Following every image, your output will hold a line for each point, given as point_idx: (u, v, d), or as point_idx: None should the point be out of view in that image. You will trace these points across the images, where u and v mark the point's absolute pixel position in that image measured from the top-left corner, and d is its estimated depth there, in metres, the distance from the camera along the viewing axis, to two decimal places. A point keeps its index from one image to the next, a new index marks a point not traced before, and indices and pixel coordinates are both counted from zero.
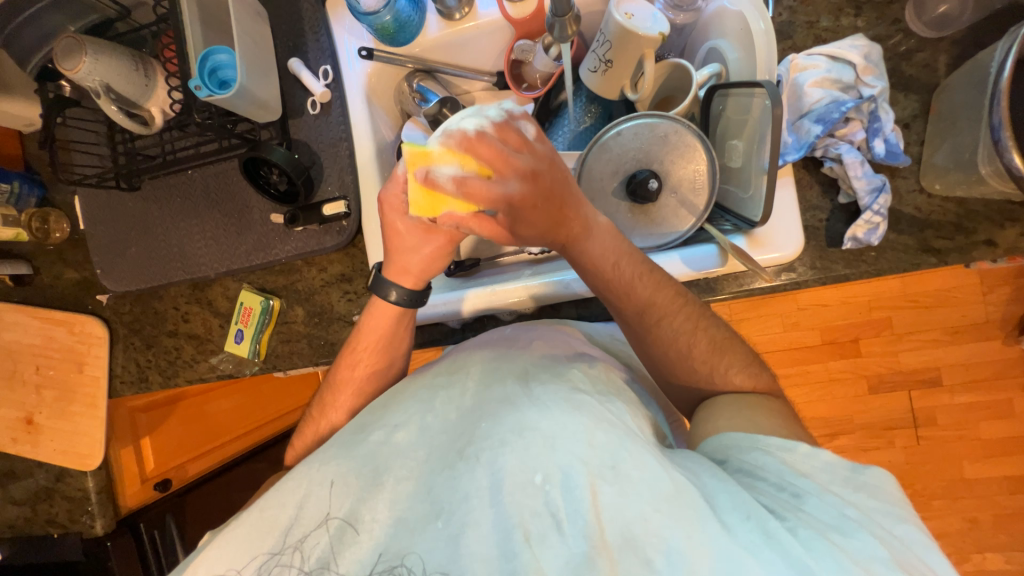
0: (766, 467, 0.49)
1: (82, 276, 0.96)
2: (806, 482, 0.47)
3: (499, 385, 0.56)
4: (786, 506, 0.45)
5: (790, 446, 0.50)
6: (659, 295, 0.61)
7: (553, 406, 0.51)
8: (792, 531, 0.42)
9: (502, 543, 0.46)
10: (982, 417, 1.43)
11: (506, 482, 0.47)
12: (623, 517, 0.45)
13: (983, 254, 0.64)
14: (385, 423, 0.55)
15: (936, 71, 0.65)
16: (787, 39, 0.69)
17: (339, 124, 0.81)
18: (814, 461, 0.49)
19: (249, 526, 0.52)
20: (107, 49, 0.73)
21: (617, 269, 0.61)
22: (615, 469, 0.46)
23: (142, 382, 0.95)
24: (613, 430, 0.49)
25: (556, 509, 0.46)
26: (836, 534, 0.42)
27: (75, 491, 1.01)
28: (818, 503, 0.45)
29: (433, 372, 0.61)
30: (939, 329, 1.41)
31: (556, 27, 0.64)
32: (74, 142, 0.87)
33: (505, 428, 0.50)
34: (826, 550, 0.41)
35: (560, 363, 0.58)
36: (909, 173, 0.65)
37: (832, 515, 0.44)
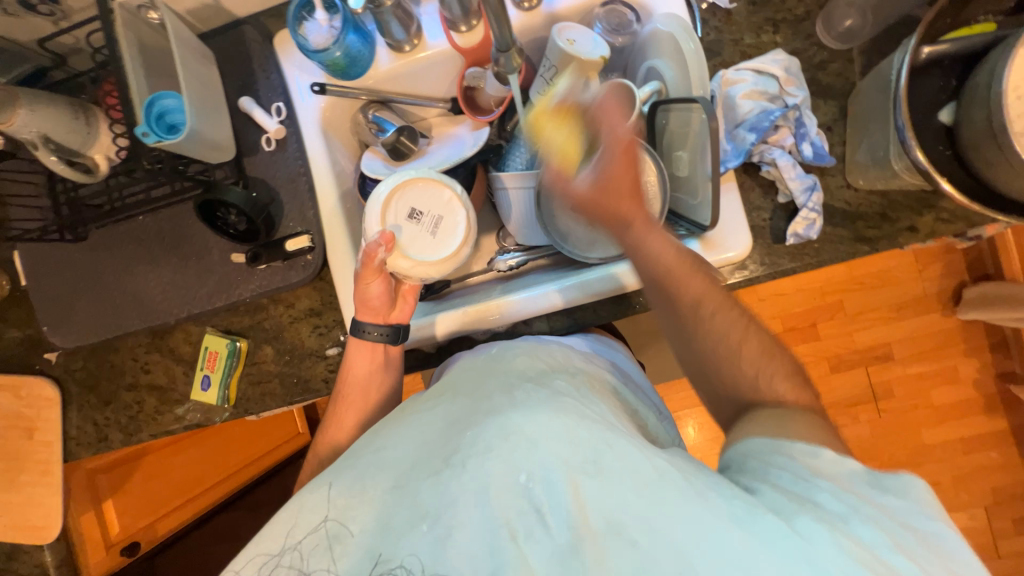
0: (782, 466, 0.48)
1: (27, 334, 0.90)
2: (822, 481, 0.46)
3: (484, 396, 0.58)
4: (795, 498, 0.44)
5: (815, 452, 0.49)
6: (690, 283, 0.60)
7: (535, 408, 0.53)
8: (784, 516, 0.43)
9: (490, 539, 0.45)
10: (932, 384, 1.54)
11: (490, 484, 0.48)
12: (606, 506, 0.45)
13: (907, 239, 0.70)
14: (375, 446, 0.57)
15: (848, 79, 0.72)
16: (717, 56, 0.74)
17: (296, 158, 0.81)
18: (840, 467, 0.47)
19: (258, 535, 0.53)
20: (43, 99, 0.71)
21: (674, 263, 0.61)
22: (597, 463, 0.47)
23: (100, 442, 0.89)
24: (595, 428, 0.51)
25: (540, 505, 0.46)
26: (840, 524, 0.42)
27: (30, 567, 0.93)
28: (830, 497, 0.44)
29: (423, 396, 0.64)
30: (885, 307, 1.52)
31: (503, 60, 0.67)
32: (11, 196, 0.83)
33: (490, 433, 0.51)
34: (824, 534, 0.40)
35: (544, 375, 0.60)
36: (836, 171, 0.71)
37: (839, 506, 0.43)
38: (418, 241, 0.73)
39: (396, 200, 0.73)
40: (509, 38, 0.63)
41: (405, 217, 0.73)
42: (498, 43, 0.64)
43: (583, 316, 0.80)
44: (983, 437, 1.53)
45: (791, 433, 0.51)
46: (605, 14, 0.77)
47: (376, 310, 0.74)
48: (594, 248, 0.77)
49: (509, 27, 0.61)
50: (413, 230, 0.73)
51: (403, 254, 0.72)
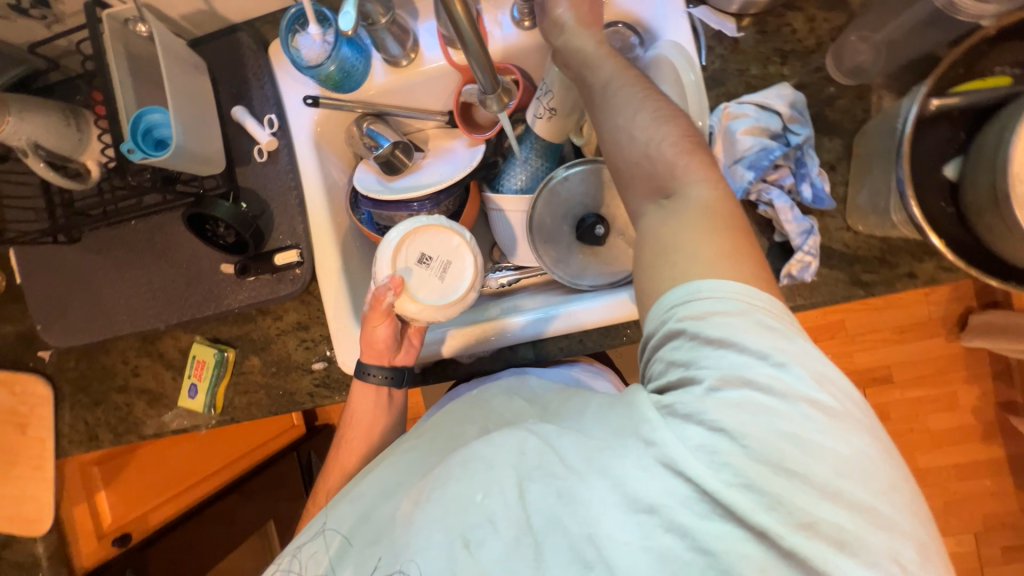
0: (675, 334, 0.44)
1: (22, 330, 0.92)
2: (708, 342, 0.42)
3: (461, 435, 0.58)
4: (683, 364, 0.43)
5: (693, 290, 0.44)
6: (698, 185, 0.49)
7: (496, 433, 0.51)
8: (667, 417, 0.42)
9: (446, 558, 0.45)
10: (930, 410, 1.51)
11: (451, 510, 0.47)
12: (547, 504, 0.44)
13: (905, 285, 0.68)
14: (363, 488, 0.58)
15: (856, 116, 0.69)
16: (720, 86, 0.72)
17: (288, 171, 0.80)
18: (728, 312, 0.42)
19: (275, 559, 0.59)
20: (34, 106, 0.70)
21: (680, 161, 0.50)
22: (540, 466, 0.46)
23: (91, 441, 0.91)
24: (544, 435, 0.48)
25: (494, 517, 0.45)
26: (713, 396, 0.40)
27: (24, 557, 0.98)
28: (714, 363, 0.41)
29: (411, 437, 0.63)
30: (887, 330, 1.49)
31: (492, 101, 0.65)
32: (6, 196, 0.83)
33: (455, 462, 0.50)
34: (701, 422, 0.40)
35: (522, 410, 0.57)
36: (835, 213, 0.69)
37: (721, 368, 0.41)
38: (429, 286, 0.70)
39: (407, 246, 0.71)
40: (494, 81, 0.61)
41: (414, 262, 0.71)
42: (482, 87, 0.62)
43: (569, 343, 0.79)
44: (978, 466, 1.51)
45: (691, 264, 0.45)
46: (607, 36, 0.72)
47: (375, 352, 0.72)
48: (586, 275, 0.75)
49: (492, 69, 0.59)
50: (422, 274, 0.70)
51: (411, 299, 0.69)
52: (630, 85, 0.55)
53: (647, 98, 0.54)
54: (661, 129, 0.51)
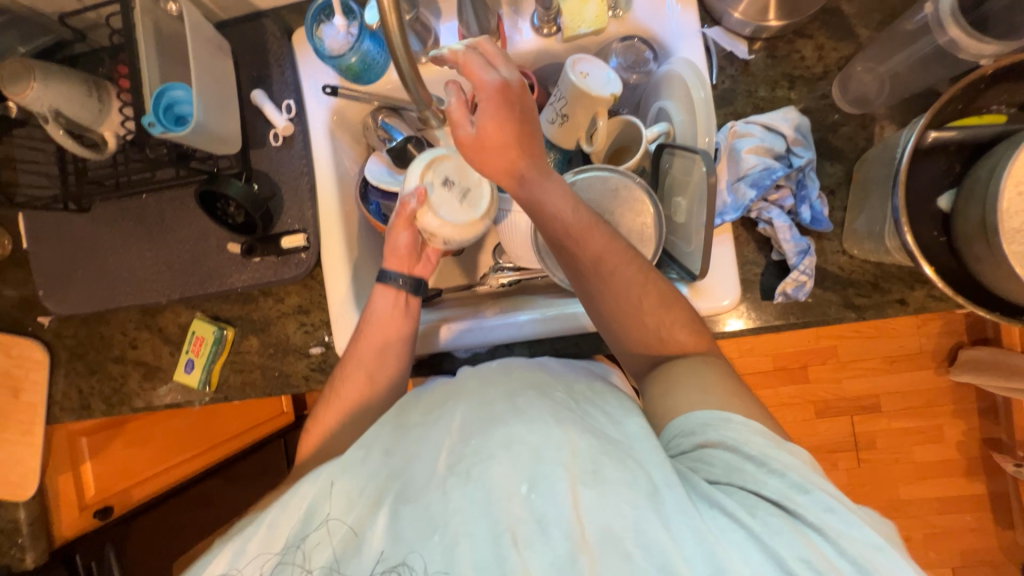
0: (720, 454, 0.50)
1: (24, 296, 0.92)
2: (758, 460, 0.49)
3: (489, 404, 0.56)
4: (746, 478, 0.48)
5: (726, 418, 0.52)
6: (656, 317, 0.64)
7: (537, 418, 0.53)
8: (747, 510, 0.46)
9: (493, 546, 0.47)
10: (915, 441, 1.53)
11: (495, 493, 0.49)
12: (602, 517, 0.47)
13: (895, 311, 0.70)
14: (380, 449, 0.55)
15: (858, 144, 0.72)
16: (729, 105, 0.74)
17: (301, 157, 0.81)
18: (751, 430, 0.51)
19: (266, 530, 0.54)
20: (59, 75, 0.72)
21: (634, 291, 0.63)
22: (595, 473, 0.48)
23: (83, 410, 0.91)
24: (594, 438, 0.51)
25: (541, 515, 0.47)
26: (784, 508, 0.46)
27: (5, 522, 0.96)
28: (774, 475, 0.48)
29: (421, 404, 0.60)
30: (877, 358, 1.51)
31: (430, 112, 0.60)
32: (19, 160, 0.84)
33: (493, 442, 0.51)
34: (779, 525, 0.45)
35: (544, 383, 0.59)
36: (833, 236, 0.71)
37: (779, 486, 0.47)
38: (449, 206, 0.72)
39: (437, 165, 0.73)
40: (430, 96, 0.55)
41: (442, 182, 0.73)
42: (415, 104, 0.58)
43: (564, 345, 0.80)
44: (959, 500, 1.53)
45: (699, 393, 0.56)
46: (622, 50, 0.77)
47: (400, 258, 0.75)
48: None
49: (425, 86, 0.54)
50: (446, 195, 0.73)
51: (433, 213, 0.71)
52: (599, 243, 0.64)
53: (618, 262, 0.64)
54: (643, 294, 0.63)
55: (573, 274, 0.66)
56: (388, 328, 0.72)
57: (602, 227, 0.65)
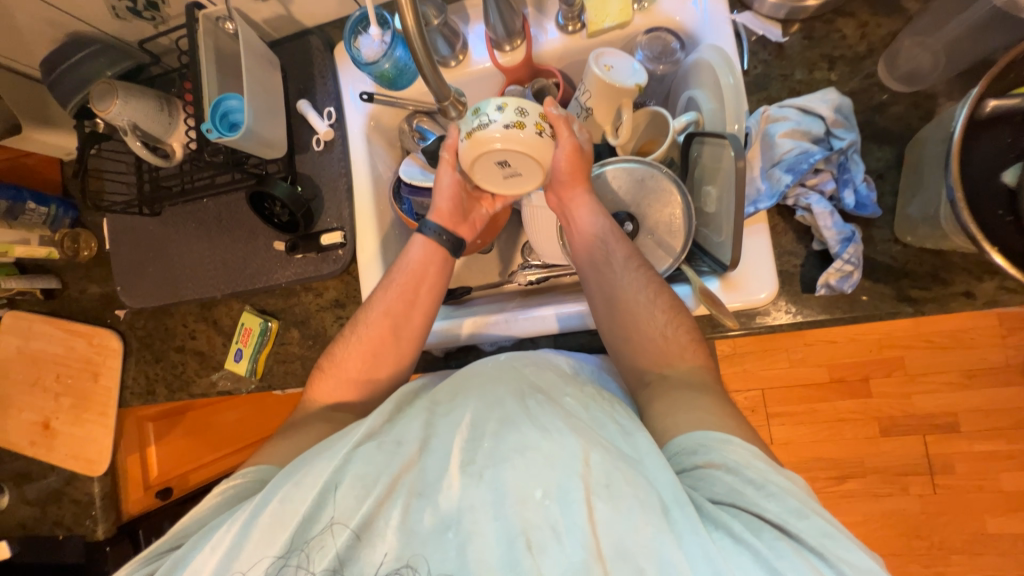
0: (719, 476, 0.49)
1: (105, 291, 1.04)
2: (757, 481, 0.48)
3: (500, 404, 0.56)
4: (746, 499, 0.47)
5: (726, 440, 0.51)
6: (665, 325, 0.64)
7: (550, 425, 0.52)
8: (751, 530, 0.44)
9: (507, 550, 0.46)
10: (1004, 467, 1.34)
11: (509, 496, 0.48)
12: (615, 530, 0.45)
13: (961, 306, 0.63)
14: (391, 438, 0.54)
15: (908, 125, 0.67)
16: (762, 90, 0.71)
17: (340, 160, 0.87)
18: (747, 453, 0.50)
19: (269, 522, 0.50)
20: (137, 92, 0.80)
21: (645, 303, 0.66)
22: (610, 486, 0.47)
23: (149, 394, 1.01)
24: (609, 449, 0.50)
25: (555, 522, 0.47)
26: (784, 531, 0.44)
27: (82, 495, 1.07)
28: (775, 495, 0.46)
29: (435, 396, 0.60)
30: (953, 371, 1.36)
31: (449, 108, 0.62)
32: (106, 171, 0.95)
33: (507, 446, 0.51)
34: (784, 548, 0.42)
35: (554, 387, 0.59)
36: (883, 224, 0.66)
37: (781, 508, 0.45)
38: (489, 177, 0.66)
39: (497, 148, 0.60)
40: (448, 90, 0.58)
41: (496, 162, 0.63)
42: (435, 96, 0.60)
43: (589, 341, 0.79)
44: None
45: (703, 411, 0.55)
46: (648, 42, 0.76)
47: (445, 213, 0.76)
48: None
49: (445, 80, 0.57)
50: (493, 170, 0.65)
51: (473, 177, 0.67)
52: (624, 248, 0.70)
53: (639, 265, 0.68)
54: (654, 296, 0.66)
55: (594, 273, 0.70)
56: (426, 275, 0.75)
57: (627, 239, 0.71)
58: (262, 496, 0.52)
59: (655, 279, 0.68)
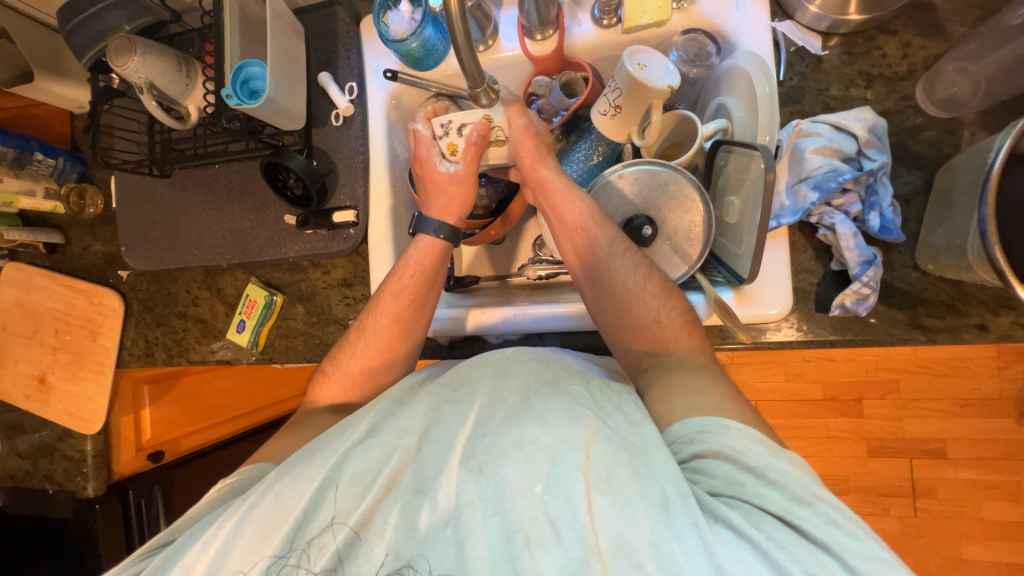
0: (718, 467, 0.49)
1: (109, 250, 1.02)
2: (756, 467, 0.48)
3: (502, 400, 0.56)
4: (747, 490, 0.47)
5: (723, 426, 0.51)
6: (672, 319, 0.64)
7: (552, 420, 0.52)
8: (753, 524, 0.44)
9: (504, 546, 0.46)
10: (987, 496, 1.36)
11: (508, 492, 0.48)
12: (615, 526, 0.45)
13: (973, 338, 0.63)
14: (394, 427, 0.55)
15: (940, 151, 0.66)
16: (796, 103, 0.70)
17: (358, 137, 0.85)
18: (748, 438, 0.50)
19: (262, 518, 0.51)
20: (155, 49, 0.78)
21: (633, 286, 0.66)
22: (610, 481, 0.47)
23: (148, 358, 1.00)
24: (610, 445, 0.50)
25: (554, 517, 0.46)
26: (790, 523, 0.44)
27: (74, 452, 1.07)
28: (778, 484, 0.46)
29: (439, 384, 0.61)
30: (947, 399, 1.36)
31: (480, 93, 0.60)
32: (117, 129, 0.93)
33: (507, 440, 0.51)
34: (785, 540, 0.43)
35: (560, 380, 0.59)
36: (904, 249, 0.65)
37: (785, 501, 0.45)
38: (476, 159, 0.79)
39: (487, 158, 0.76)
40: (484, 76, 0.56)
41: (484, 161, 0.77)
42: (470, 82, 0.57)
43: (596, 341, 0.79)
44: None
45: (707, 399, 0.55)
46: (683, 43, 0.75)
47: (450, 208, 0.76)
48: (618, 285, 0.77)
49: (482, 67, 0.55)
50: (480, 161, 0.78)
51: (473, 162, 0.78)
52: (607, 232, 0.69)
53: (625, 248, 0.68)
54: (643, 279, 0.66)
55: (580, 264, 0.70)
56: (429, 270, 0.73)
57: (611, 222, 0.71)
58: (257, 492, 0.53)
59: (643, 263, 0.68)
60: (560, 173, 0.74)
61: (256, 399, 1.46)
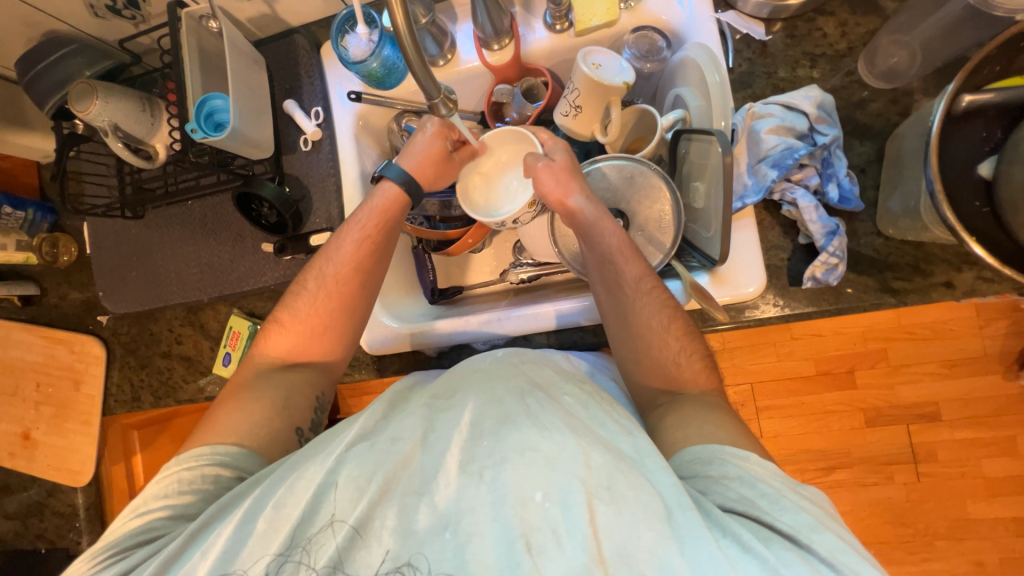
0: (735, 488, 0.50)
1: (86, 297, 1.01)
2: (770, 493, 0.49)
3: (501, 405, 0.55)
4: (760, 510, 0.48)
5: (744, 455, 0.52)
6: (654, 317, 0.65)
7: (550, 425, 0.52)
8: (761, 540, 0.45)
9: (506, 553, 0.46)
10: (985, 454, 1.38)
11: (509, 498, 0.48)
12: (618, 535, 0.45)
13: (941, 296, 0.65)
14: (387, 435, 0.54)
15: (888, 121, 0.69)
16: (747, 88, 0.73)
17: (328, 159, 0.86)
18: (765, 469, 0.52)
19: (266, 525, 0.50)
20: (117, 92, 0.78)
21: (659, 328, 0.65)
22: (611, 489, 0.47)
23: (134, 402, 0.98)
24: (611, 450, 0.50)
25: (555, 525, 0.46)
26: (797, 543, 0.45)
27: (66, 507, 1.04)
28: (788, 508, 0.48)
29: (436, 392, 0.61)
30: (935, 362, 1.39)
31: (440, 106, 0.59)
32: (86, 174, 0.93)
33: (507, 446, 0.51)
34: (794, 559, 0.44)
35: (554, 386, 0.59)
36: (865, 217, 0.68)
37: (798, 521, 0.47)
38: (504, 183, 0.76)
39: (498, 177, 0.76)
40: (438, 88, 0.56)
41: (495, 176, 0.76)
42: (426, 92, 0.57)
43: (582, 337, 0.80)
44: None
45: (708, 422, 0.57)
46: (635, 40, 0.77)
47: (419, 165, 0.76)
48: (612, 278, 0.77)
49: (436, 78, 0.55)
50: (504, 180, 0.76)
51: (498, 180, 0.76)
52: (635, 269, 0.68)
53: (652, 286, 0.67)
54: (667, 320, 0.65)
55: (605, 292, 0.69)
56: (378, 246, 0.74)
57: (641, 258, 0.69)
58: (256, 496, 0.52)
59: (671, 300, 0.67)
60: (589, 200, 0.71)
61: None
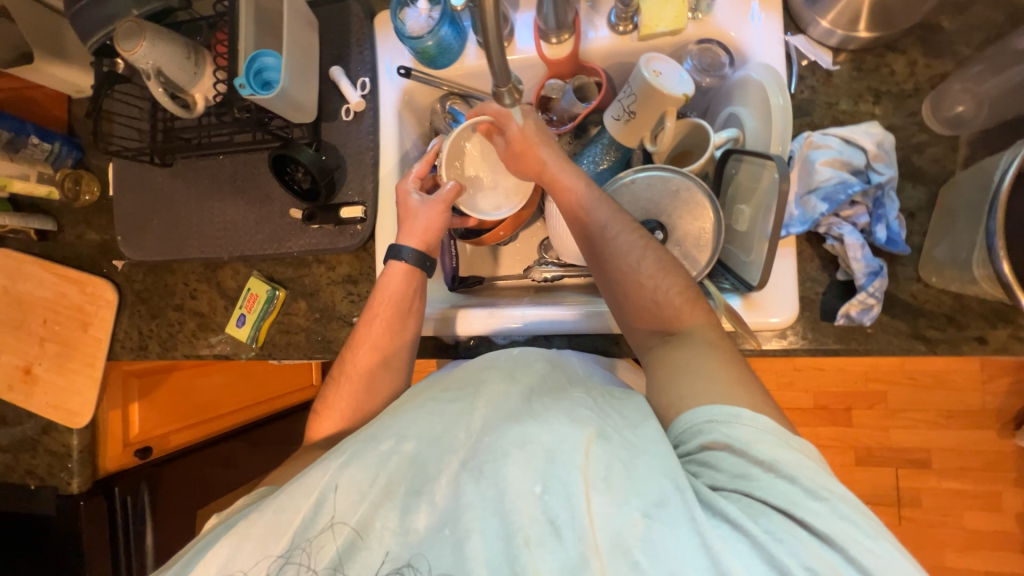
0: (724, 459, 0.48)
1: (103, 239, 1.00)
2: (760, 456, 0.47)
3: (507, 402, 0.55)
4: (748, 481, 0.46)
5: (734, 415, 0.49)
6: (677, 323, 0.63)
7: (551, 419, 0.52)
8: (749, 514, 0.44)
9: (503, 545, 0.46)
10: (969, 506, 1.39)
11: (509, 492, 0.48)
12: (613, 525, 0.45)
13: (972, 350, 0.65)
14: (393, 433, 0.54)
15: (944, 167, 0.68)
16: (806, 115, 0.72)
17: (368, 133, 0.84)
18: (756, 425, 0.48)
19: (263, 526, 0.51)
20: (164, 35, 0.77)
21: (635, 266, 0.64)
22: (607, 479, 0.47)
23: (141, 350, 0.98)
24: (610, 441, 0.50)
25: (554, 517, 0.46)
26: (790, 513, 0.44)
27: (59, 446, 1.03)
28: (778, 477, 0.46)
29: (445, 385, 0.60)
30: (934, 411, 1.40)
31: (505, 95, 0.59)
32: (118, 115, 0.91)
33: (507, 440, 0.50)
34: (785, 536, 0.43)
35: (561, 386, 0.59)
36: (907, 262, 0.67)
37: (788, 491, 0.45)
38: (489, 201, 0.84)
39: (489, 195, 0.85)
40: (510, 76, 0.55)
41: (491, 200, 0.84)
42: (494, 80, 0.55)
43: (603, 344, 0.79)
44: None
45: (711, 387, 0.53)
46: (698, 53, 0.76)
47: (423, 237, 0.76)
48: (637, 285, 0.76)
49: (508, 65, 0.54)
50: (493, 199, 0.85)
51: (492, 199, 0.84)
52: (610, 215, 0.68)
53: (626, 228, 0.67)
54: (642, 257, 0.65)
55: (590, 252, 0.69)
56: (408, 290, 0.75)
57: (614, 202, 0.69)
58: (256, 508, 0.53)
59: (646, 238, 0.66)
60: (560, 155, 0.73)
61: (250, 395, 1.40)
